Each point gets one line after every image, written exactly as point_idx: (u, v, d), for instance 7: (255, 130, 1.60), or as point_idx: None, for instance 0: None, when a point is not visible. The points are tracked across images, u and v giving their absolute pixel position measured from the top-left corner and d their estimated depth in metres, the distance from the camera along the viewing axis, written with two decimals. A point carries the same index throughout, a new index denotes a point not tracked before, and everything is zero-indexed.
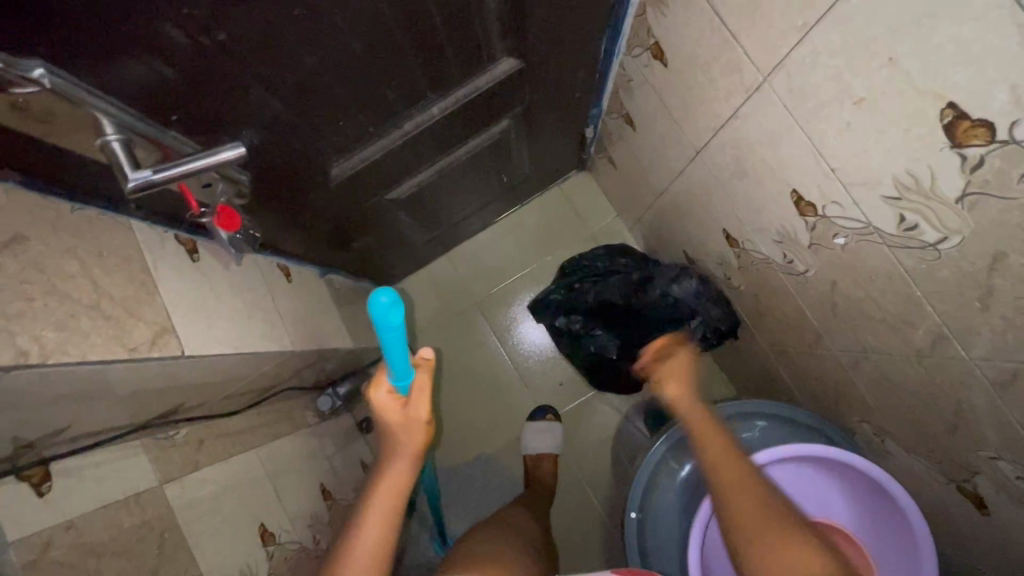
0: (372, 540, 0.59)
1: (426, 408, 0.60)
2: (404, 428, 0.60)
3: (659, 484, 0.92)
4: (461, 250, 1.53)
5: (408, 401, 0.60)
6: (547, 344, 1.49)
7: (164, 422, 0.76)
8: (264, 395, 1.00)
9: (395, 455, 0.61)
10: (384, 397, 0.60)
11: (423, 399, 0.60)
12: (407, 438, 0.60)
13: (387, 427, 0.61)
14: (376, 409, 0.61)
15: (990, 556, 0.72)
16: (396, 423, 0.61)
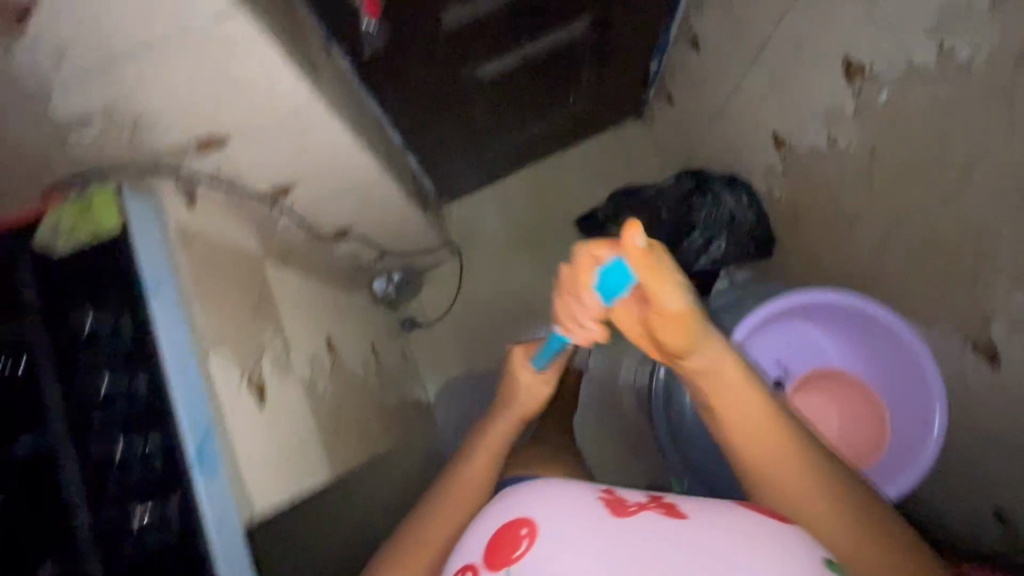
0: (474, 476, 0.69)
1: (545, 389, 0.79)
2: (529, 385, 0.79)
3: None
4: (517, 179, 1.66)
5: (540, 376, 0.79)
6: (585, 273, 1.58)
7: (270, 207, 0.86)
8: (341, 238, 1.12)
9: (515, 407, 0.78)
10: (523, 358, 0.80)
11: (550, 378, 0.79)
12: (530, 390, 0.79)
13: (512, 390, 0.79)
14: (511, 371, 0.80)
15: (1000, 414, 0.78)
16: (522, 388, 0.79)
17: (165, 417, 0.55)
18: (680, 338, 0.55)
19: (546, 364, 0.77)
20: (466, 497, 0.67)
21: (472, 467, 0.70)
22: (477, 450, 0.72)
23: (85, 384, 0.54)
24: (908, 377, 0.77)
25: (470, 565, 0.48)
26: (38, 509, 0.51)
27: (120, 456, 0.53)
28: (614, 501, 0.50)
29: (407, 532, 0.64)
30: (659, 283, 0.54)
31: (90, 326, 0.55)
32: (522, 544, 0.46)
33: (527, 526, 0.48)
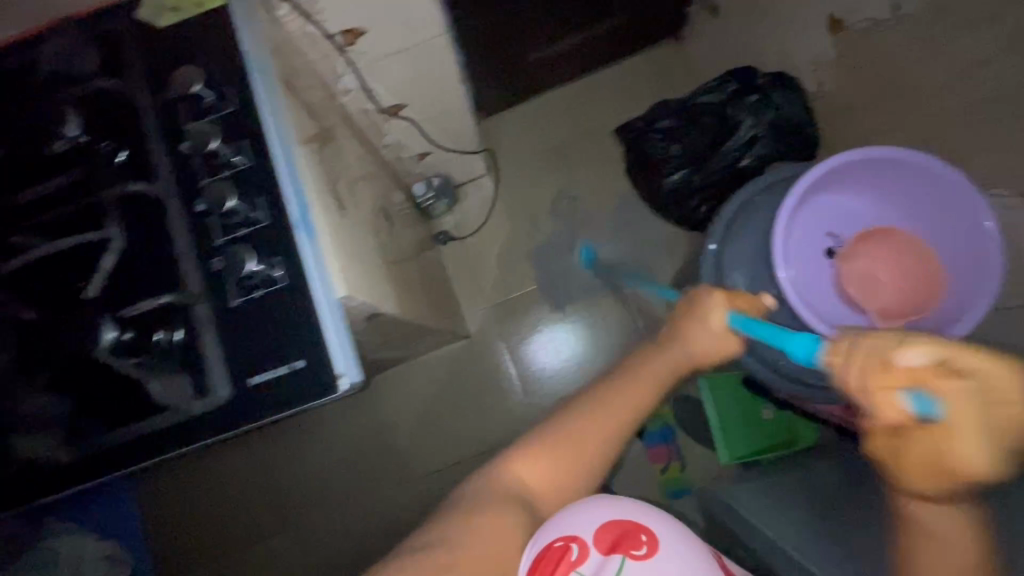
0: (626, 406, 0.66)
1: (730, 348, 0.71)
2: (710, 339, 0.70)
3: (746, 215, 0.97)
4: (553, 94, 1.62)
5: (726, 331, 0.70)
6: (619, 191, 1.58)
7: (339, 52, 0.88)
8: (392, 118, 1.12)
9: (685, 359, 0.71)
10: (720, 304, 0.70)
11: (731, 339, 0.70)
12: (704, 351, 0.70)
13: (682, 325, 0.72)
14: (696, 304, 0.72)
15: None
16: (694, 332, 0.71)
17: (271, 181, 0.55)
18: (930, 486, 0.47)
19: (739, 327, 0.68)
20: (611, 422, 0.65)
21: (630, 395, 0.67)
22: (634, 382, 0.68)
23: (194, 144, 0.55)
24: (940, 188, 0.79)
25: (579, 539, 0.55)
26: (150, 257, 0.53)
27: (230, 209, 0.54)
28: (721, 562, 0.59)
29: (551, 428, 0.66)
30: (964, 426, 0.43)
31: (200, 92, 0.56)
32: (641, 548, 0.54)
33: (646, 533, 0.55)
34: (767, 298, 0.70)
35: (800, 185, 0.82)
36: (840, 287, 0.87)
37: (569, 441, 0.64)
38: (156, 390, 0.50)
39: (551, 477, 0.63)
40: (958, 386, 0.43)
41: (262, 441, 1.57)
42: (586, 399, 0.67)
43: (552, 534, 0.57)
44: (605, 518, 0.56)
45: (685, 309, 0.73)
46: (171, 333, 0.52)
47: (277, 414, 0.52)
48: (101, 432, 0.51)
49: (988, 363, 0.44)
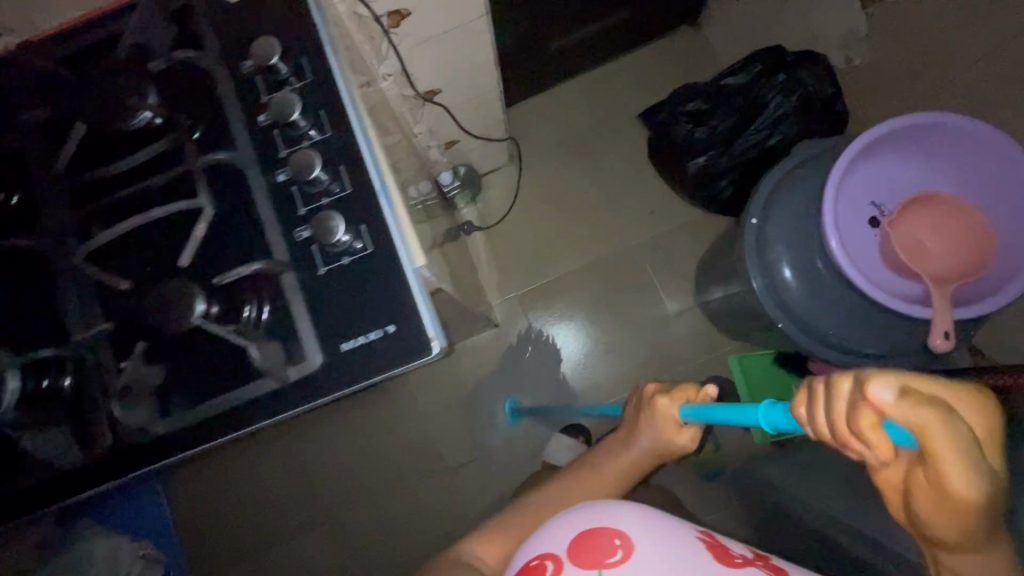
0: (593, 491, 0.64)
1: (689, 439, 0.67)
2: (664, 433, 0.66)
3: (788, 187, 0.98)
4: (573, 83, 1.63)
5: (682, 427, 0.67)
6: (641, 177, 1.58)
7: (385, 35, 0.88)
8: (426, 104, 1.12)
9: (649, 452, 0.67)
10: (670, 399, 0.66)
11: (689, 434, 0.66)
12: (657, 445, 0.67)
13: (643, 420, 0.68)
14: (658, 409, 0.67)
15: None
16: (657, 425, 0.67)
17: (352, 150, 0.55)
18: (958, 530, 0.36)
19: (691, 420, 0.65)
20: (560, 523, 0.61)
21: (591, 481, 0.65)
22: (597, 468, 0.66)
23: (272, 116, 0.54)
24: (998, 160, 0.80)
25: (553, 557, 0.42)
26: (239, 228, 0.54)
27: (312, 177, 0.53)
28: (717, 544, 0.43)
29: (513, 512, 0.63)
30: (957, 458, 0.33)
31: (278, 65, 0.55)
32: (614, 555, 0.41)
33: (619, 536, 0.42)
34: (712, 389, 0.66)
35: (852, 151, 0.84)
36: (890, 253, 0.86)
37: (513, 541, 0.60)
38: (257, 357, 0.49)
39: (502, 566, 0.59)
40: (941, 414, 0.32)
41: (293, 435, 1.56)
42: (543, 490, 0.65)
43: (530, 554, 0.45)
44: (576, 531, 0.43)
45: (640, 410, 0.68)
46: (260, 311, 0.52)
47: (367, 379, 0.52)
48: (201, 401, 0.52)
49: (947, 386, 0.34)
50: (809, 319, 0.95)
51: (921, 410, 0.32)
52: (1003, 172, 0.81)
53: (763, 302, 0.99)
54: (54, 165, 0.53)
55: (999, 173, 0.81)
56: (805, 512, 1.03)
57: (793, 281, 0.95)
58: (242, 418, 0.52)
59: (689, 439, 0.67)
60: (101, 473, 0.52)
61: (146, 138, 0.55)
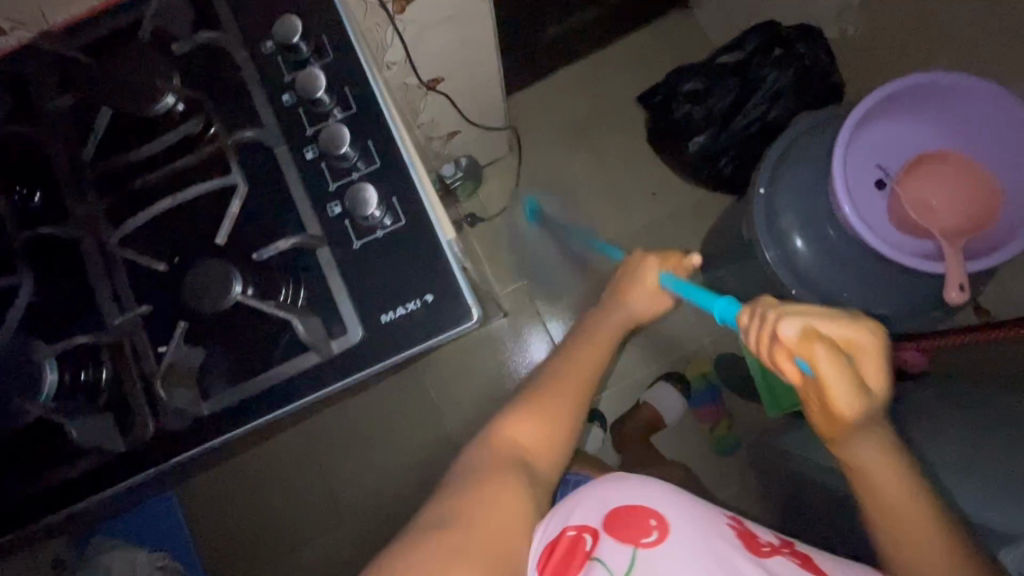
0: (601, 343, 0.69)
1: (668, 303, 0.77)
2: (649, 294, 0.75)
3: (793, 156, 0.99)
4: (568, 71, 1.64)
5: (663, 289, 0.76)
6: (641, 160, 1.60)
7: (390, 22, 0.89)
8: (429, 93, 1.13)
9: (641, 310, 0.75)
10: (655, 265, 0.76)
11: (669, 296, 0.76)
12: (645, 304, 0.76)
13: (630, 283, 0.77)
14: (640, 270, 0.77)
15: None
16: (642, 285, 0.75)
17: (380, 126, 0.55)
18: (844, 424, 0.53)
19: (668, 287, 0.75)
20: (582, 379, 0.64)
21: (598, 337, 0.70)
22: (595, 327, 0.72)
23: (297, 95, 0.55)
24: (1006, 123, 0.83)
25: (589, 530, 0.58)
26: (270, 207, 0.54)
27: (341, 154, 0.53)
28: (744, 533, 0.60)
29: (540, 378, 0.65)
30: (837, 376, 0.50)
31: (300, 45, 0.55)
32: (652, 533, 0.56)
33: (656, 518, 0.57)
34: (693, 256, 0.77)
35: (858, 114, 0.85)
36: (900, 213, 0.88)
37: (544, 398, 0.62)
38: (303, 330, 0.50)
39: (537, 434, 0.60)
40: (822, 345, 0.50)
41: (306, 435, 1.55)
42: (560, 355, 0.67)
43: (561, 525, 0.60)
44: (612, 505, 0.60)
45: (625, 280, 0.77)
46: (296, 292, 0.52)
47: (408, 349, 0.52)
48: (245, 378, 0.52)
49: (849, 324, 0.52)
50: (823, 285, 0.97)
51: (811, 343, 0.50)
52: (1009, 137, 0.83)
53: (776, 273, 1.00)
54: (85, 153, 0.55)
55: (1005, 138, 0.84)
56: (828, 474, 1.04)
57: (803, 247, 0.97)
58: (282, 397, 0.51)
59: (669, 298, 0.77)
60: (142, 460, 0.51)
61: (170, 121, 0.55)
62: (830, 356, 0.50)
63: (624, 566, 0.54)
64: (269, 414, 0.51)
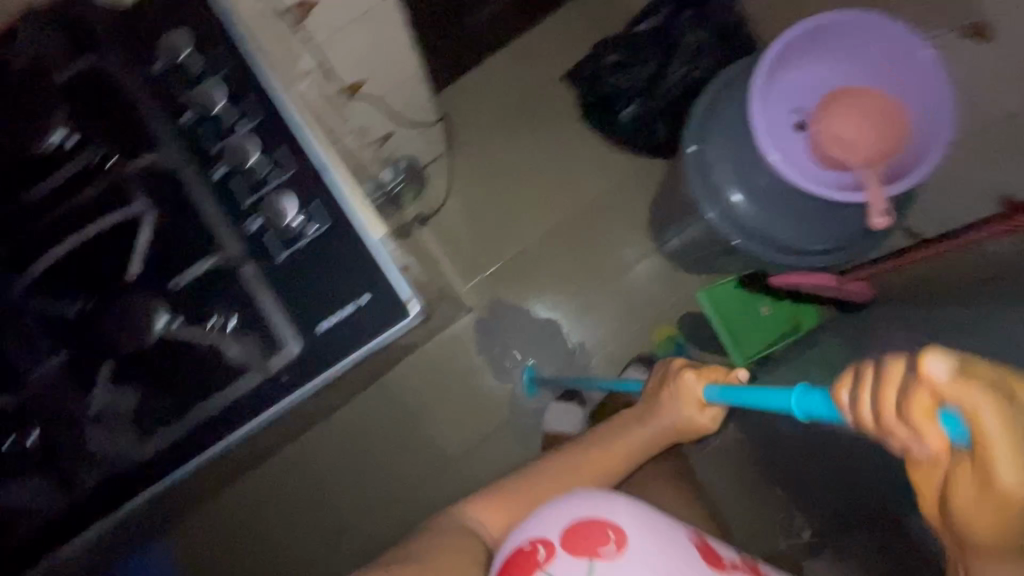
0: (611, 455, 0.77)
1: (708, 422, 0.79)
2: (684, 417, 0.79)
3: (715, 111, 1.02)
4: (494, 59, 1.63)
5: (703, 407, 0.78)
6: (580, 138, 1.61)
7: (296, 30, 0.86)
8: (351, 98, 1.10)
9: (668, 430, 0.80)
10: (699, 381, 0.78)
11: (705, 415, 0.78)
12: (676, 428, 0.80)
13: (672, 399, 0.80)
14: (686, 384, 0.78)
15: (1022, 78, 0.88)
16: (678, 408, 0.79)
17: (288, 131, 0.54)
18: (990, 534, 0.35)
19: (714, 398, 0.75)
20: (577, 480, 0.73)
21: (614, 451, 0.77)
22: (617, 440, 0.78)
23: (197, 112, 0.54)
24: (907, 54, 0.87)
25: (544, 541, 0.49)
26: (185, 231, 0.52)
27: (252, 164, 0.53)
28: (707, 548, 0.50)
29: (538, 472, 0.73)
30: (1014, 455, 0.33)
31: (189, 57, 0.55)
32: (609, 544, 0.47)
33: (613, 528, 0.48)
34: (740, 372, 0.75)
35: (769, 59, 0.88)
36: (823, 151, 0.92)
37: (522, 500, 0.71)
38: (235, 351, 0.50)
39: (506, 525, 0.69)
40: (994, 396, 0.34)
41: (288, 465, 1.51)
42: (567, 452, 0.76)
43: (522, 537, 0.52)
44: (572, 519, 0.49)
45: (669, 388, 0.80)
46: (226, 320, 0.50)
47: (354, 352, 0.51)
48: (188, 410, 0.50)
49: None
50: (763, 231, 1.00)
51: (973, 380, 0.34)
52: (911, 66, 0.88)
53: (719, 227, 1.04)
54: None
55: (906, 68, 0.88)
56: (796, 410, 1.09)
57: (739, 198, 1.00)
58: (230, 421, 0.50)
59: (711, 417, 0.79)
60: (84, 518, 0.49)
61: (64, 158, 0.53)
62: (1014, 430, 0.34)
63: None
64: (218, 444, 0.50)
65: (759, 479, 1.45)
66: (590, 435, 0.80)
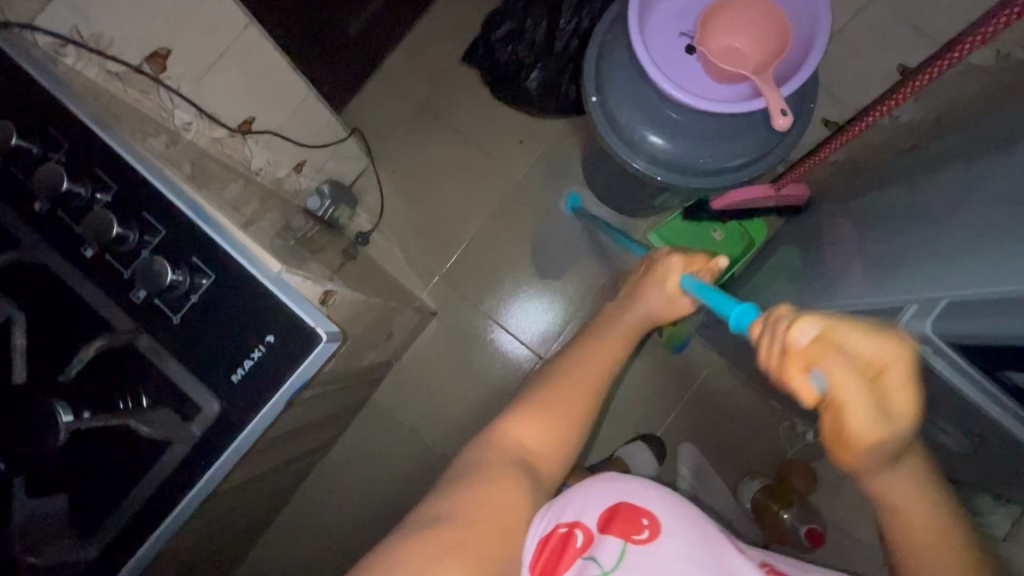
0: (619, 344, 0.72)
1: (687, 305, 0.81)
2: (669, 301, 0.80)
3: (606, 57, 1.01)
4: (392, 60, 1.60)
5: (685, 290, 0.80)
6: (497, 115, 1.59)
7: (158, 86, 0.83)
8: (247, 137, 1.06)
9: (657, 312, 0.79)
10: (680, 264, 0.81)
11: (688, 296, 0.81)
12: (661, 314, 0.80)
13: (659, 289, 0.80)
14: (666, 270, 0.82)
15: None
16: (665, 297, 0.80)
17: (153, 191, 0.52)
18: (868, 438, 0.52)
19: (691, 285, 0.79)
20: (592, 385, 0.66)
21: (618, 334, 0.74)
22: (614, 327, 0.76)
23: (47, 200, 0.51)
24: None
25: (582, 527, 0.62)
26: (77, 323, 0.51)
27: (118, 235, 0.51)
28: (737, 542, 0.65)
29: (558, 369, 0.68)
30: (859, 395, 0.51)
31: (19, 142, 0.51)
32: (643, 532, 0.60)
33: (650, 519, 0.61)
34: (721, 258, 0.83)
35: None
36: (715, 69, 0.91)
37: (558, 402, 0.63)
38: (147, 431, 0.49)
39: (548, 436, 0.61)
40: (839, 365, 0.51)
41: (302, 509, 1.53)
42: (577, 351, 0.70)
43: (562, 517, 0.64)
44: (607, 504, 0.64)
45: (660, 283, 0.82)
46: (138, 400, 0.51)
47: (282, 386, 0.52)
48: (123, 502, 0.52)
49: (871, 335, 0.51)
50: (683, 161, 1.00)
51: (827, 349, 0.52)
52: None
53: (644, 167, 1.01)
54: None
55: None
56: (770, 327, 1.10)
57: (651, 135, 0.99)
58: (182, 485, 0.52)
59: (687, 303, 0.81)
60: None
61: None
62: (851, 378, 0.51)
63: (613, 560, 0.58)
64: (167, 519, 0.52)
65: (753, 397, 1.47)
66: (589, 332, 0.76)
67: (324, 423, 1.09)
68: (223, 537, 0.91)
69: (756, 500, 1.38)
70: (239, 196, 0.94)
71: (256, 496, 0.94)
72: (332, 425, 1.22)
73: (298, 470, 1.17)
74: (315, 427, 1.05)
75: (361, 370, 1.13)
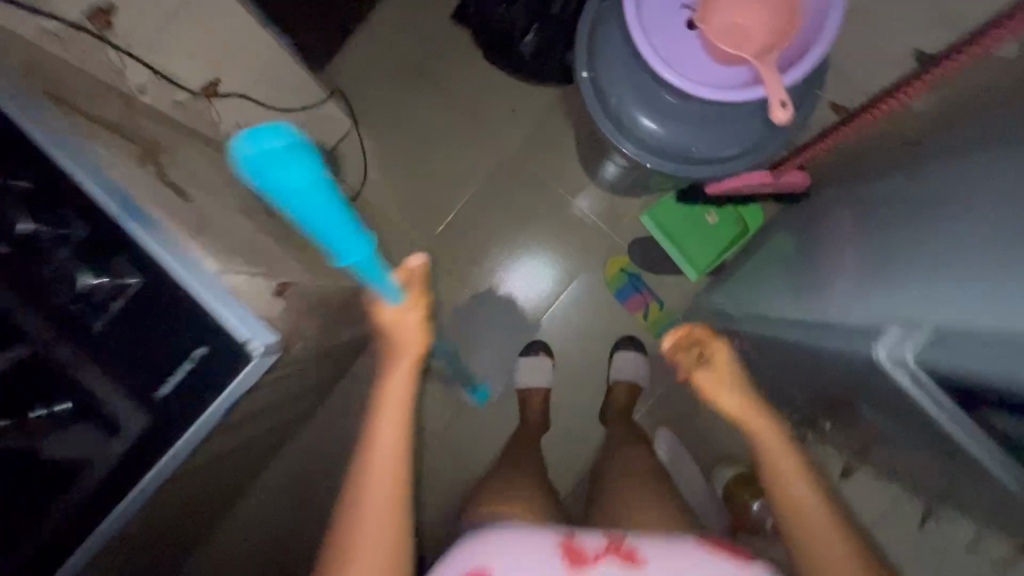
0: (389, 442, 0.66)
1: (416, 328, 0.71)
2: (407, 323, 0.70)
3: (601, 29, 0.93)
4: (380, 13, 1.50)
5: (408, 305, 0.70)
6: (490, 78, 1.50)
7: (104, 45, 0.77)
8: (214, 102, 0.99)
9: (402, 350, 0.71)
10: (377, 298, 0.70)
11: (415, 311, 0.70)
12: (409, 353, 0.71)
13: (388, 330, 0.71)
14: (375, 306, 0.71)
15: None
16: (394, 330, 0.70)
17: (88, 197, 0.55)
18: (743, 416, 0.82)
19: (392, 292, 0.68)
20: (386, 529, 0.62)
21: (379, 428, 0.67)
22: (378, 409, 0.69)
23: None
24: None
25: None
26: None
27: (92, 286, 0.55)
28: (572, 548, 0.56)
29: (345, 527, 0.62)
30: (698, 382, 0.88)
31: None
32: None
33: None
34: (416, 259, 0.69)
35: None
36: (715, 50, 0.84)
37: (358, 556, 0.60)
38: (59, 452, 0.55)
39: None
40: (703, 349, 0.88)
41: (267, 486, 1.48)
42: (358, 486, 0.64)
43: None
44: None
45: (390, 324, 0.70)
46: (55, 406, 0.54)
47: (228, 387, 0.56)
48: (64, 495, 0.56)
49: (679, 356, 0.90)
50: (677, 148, 0.94)
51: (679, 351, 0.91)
52: None
53: (635, 152, 0.94)
54: None
55: None
56: (757, 327, 1.06)
57: (644, 118, 0.92)
58: (139, 464, 0.57)
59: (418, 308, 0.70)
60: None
61: None
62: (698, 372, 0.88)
63: None
64: (128, 497, 0.57)
65: None
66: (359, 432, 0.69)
67: (292, 400, 1.07)
68: (189, 509, 0.91)
69: (729, 488, 1.38)
70: (206, 165, 0.89)
71: (221, 470, 0.93)
72: (306, 399, 1.21)
73: (266, 443, 1.15)
74: (280, 407, 1.02)
75: (335, 349, 1.10)
